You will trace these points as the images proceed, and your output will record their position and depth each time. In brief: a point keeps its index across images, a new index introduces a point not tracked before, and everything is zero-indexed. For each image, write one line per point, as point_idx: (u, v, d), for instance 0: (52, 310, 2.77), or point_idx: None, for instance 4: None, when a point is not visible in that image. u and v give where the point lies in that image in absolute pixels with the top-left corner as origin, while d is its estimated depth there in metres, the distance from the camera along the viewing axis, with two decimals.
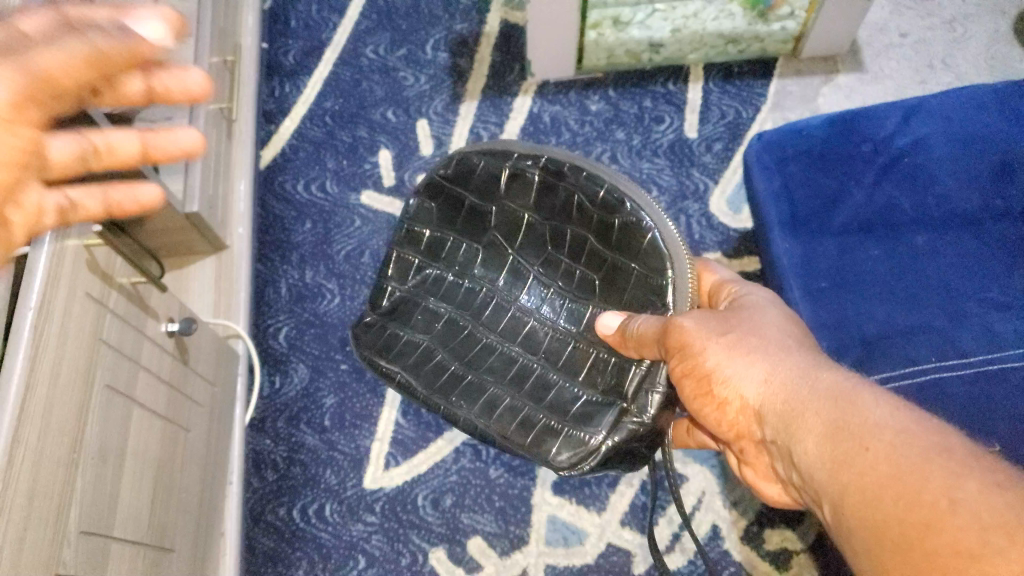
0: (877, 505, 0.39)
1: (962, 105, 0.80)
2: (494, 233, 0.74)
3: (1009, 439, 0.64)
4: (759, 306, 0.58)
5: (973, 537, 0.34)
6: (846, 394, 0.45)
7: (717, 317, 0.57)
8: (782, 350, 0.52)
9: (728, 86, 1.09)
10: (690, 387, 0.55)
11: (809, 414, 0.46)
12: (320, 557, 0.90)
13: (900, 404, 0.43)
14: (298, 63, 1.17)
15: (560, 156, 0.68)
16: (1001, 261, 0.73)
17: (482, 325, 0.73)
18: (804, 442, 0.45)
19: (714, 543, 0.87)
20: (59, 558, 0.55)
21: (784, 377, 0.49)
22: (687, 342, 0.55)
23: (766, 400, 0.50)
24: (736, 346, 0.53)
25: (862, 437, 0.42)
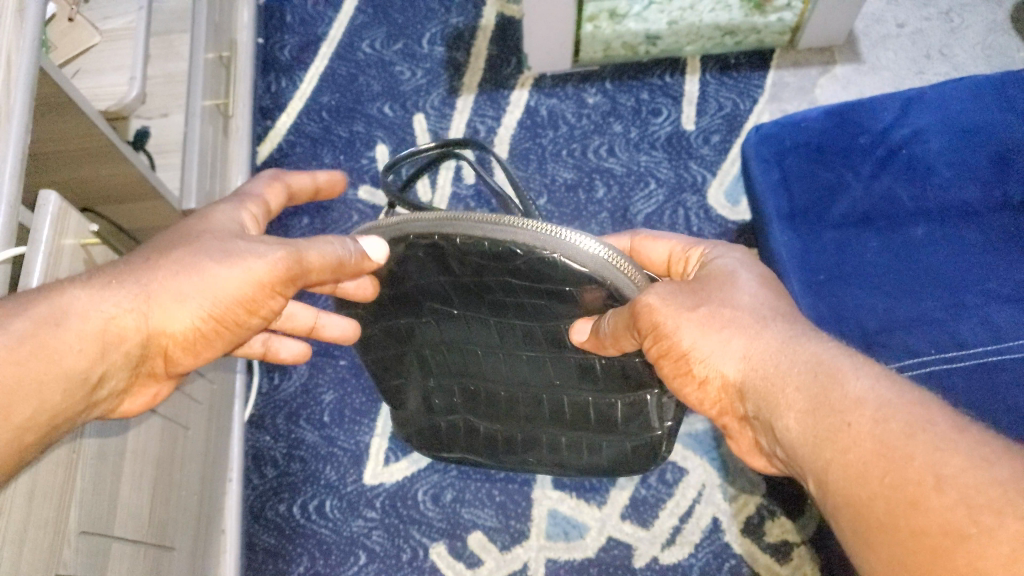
0: (862, 482, 0.37)
1: (959, 96, 0.80)
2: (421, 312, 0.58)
3: (1008, 430, 0.64)
4: (730, 274, 0.54)
5: (963, 517, 0.33)
6: (827, 366, 0.42)
7: (685, 287, 0.53)
8: (757, 321, 0.49)
9: (725, 77, 1.09)
10: (668, 368, 0.51)
11: (789, 388, 0.43)
12: (321, 554, 0.90)
13: (883, 375, 0.41)
14: (294, 58, 1.17)
15: (419, 228, 0.51)
16: (1001, 252, 0.73)
17: (477, 375, 0.63)
18: (785, 417, 0.43)
19: (715, 535, 0.87)
20: (59, 558, 0.55)
21: (764, 352, 0.47)
22: (659, 322, 0.49)
23: (748, 376, 0.47)
24: (711, 320, 0.50)
25: (843, 412, 0.39)
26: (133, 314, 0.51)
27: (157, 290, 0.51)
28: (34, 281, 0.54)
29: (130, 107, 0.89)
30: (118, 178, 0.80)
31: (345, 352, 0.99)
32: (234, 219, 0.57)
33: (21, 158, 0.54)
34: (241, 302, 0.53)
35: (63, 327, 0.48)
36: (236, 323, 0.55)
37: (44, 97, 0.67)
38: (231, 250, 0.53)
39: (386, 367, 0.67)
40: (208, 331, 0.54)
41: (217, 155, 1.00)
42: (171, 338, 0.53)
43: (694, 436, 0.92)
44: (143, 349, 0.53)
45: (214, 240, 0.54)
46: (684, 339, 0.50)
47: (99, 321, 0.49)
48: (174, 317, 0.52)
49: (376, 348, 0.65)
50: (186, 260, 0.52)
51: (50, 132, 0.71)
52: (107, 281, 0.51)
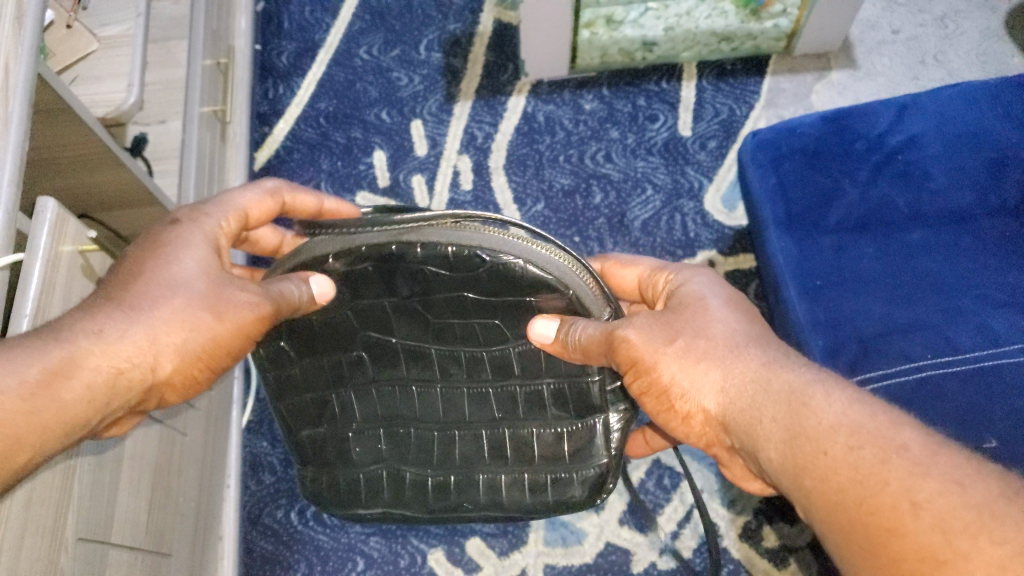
0: (841, 510, 0.38)
1: (954, 101, 0.80)
2: (362, 350, 0.59)
3: (1005, 435, 0.65)
4: (700, 300, 0.55)
5: (937, 540, 0.34)
6: (799, 395, 0.43)
7: (660, 320, 0.54)
8: (732, 350, 0.50)
9: (721, 84, 1.10)
10: (652, 403, 0.53)
11: (766, 421, 0.44)
12: (319, 561, 0.90)
13: (855, 401, 0.42)
14: (292, 65, 1.17)
15: (374, 240, 0.51)
16: (996, 257, 0.73)
17: (414, 416, 0.64)
18: (765, 450, 0.44)
19: (713, 540, 0.87)
20: (57, 564, 0.55)
21: (739, 383, 0.48)
22: (638, 359, 0.51)
23: (725, 408, 0.48)
24: (688, 353, 0.51)
25: (818, 441, 0.41)
26: (135, 364, 0.49)
27: (154, 337, 0.50)
28: (32, 286, 0.54)
29: (128, 114, 0.89)
30: (117, 184, 0.80)
31: None
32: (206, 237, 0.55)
33: (19, 165, 0.54)
34: (231, 348, 0.53)
35: (66, 384, 0.46)
36: (223, 361, 0.54)
37: (42, 103, 0.67)
38: (221, 296, 0.52)
39: (302, 412, 0.65)
40: (198, 368, 0.52)
41: (214, 159, 0.99)
42: (168, 379, 0.51)
43: (692, 442, 0.92)
44: (141, 396, 0.51)
45: (204, 283, 0.52)
46: (665, 375, 0.51)
47: (101, 376, 0.47)
48: (169, 362, 0.51)
49: (294, 391, 0.64)
50: (177, 303, 0.51)
51: (50, 139, 0.72)
52: (96, 327, 0.48)
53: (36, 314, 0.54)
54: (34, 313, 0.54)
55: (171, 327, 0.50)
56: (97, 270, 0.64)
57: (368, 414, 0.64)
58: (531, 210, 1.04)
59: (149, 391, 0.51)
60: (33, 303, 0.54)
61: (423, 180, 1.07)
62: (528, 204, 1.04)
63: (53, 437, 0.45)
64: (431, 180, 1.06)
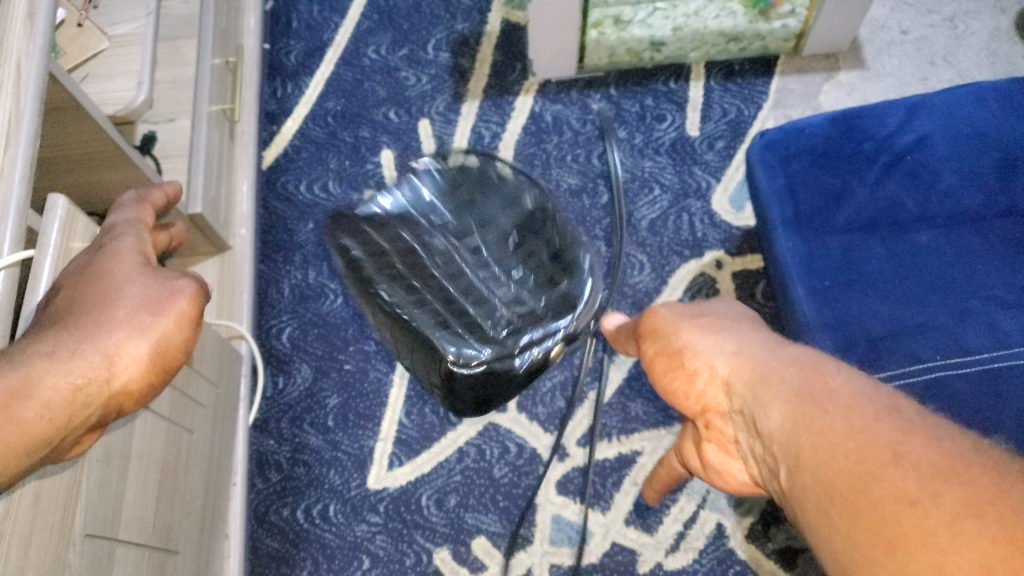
0: (834, 462, 0.43)
1: (964, 101, 0.80)
2: (459, 307, 0.89)
3: (1016, 436, 0.65)
4: (720, 307, 0.64)
5: (914, 482, 0.39)
6: (808, 366, 0.50)
7: (688, 311, 0.62)
8: (747, 335, 0.57)
9: (729, 84, 1.10)
10: (663, 364, 0.58)
11: (776, 381, 0.50)
12: (325, 559, 0.90)
13: (854, 378, 0.49)
14: (300, 64, 1.17)
15: None
16: (1006, 258, 0.73)
17: (445, 321, 0.86)
18: (767, 409, 0.49)
19: (719, 541, 0.87)
20: (64, 560, 0.55)
21: (752, 353, 0.54)
22: (661, 325, 0.60)
23: (735, 370, 0.53)
24: (710, 329, 0.58)
25: (818, 402, 0.47)
26: (93, 379, 0.49)
27: (108, 350, 0.51)
28: (43, 282, 0.54)
29: (137, 113, 0.90)
30: (126, 181, 0.81)
31: (349, 355, 0.98)
32: (139, 251, 0.59)
33: (31, 161, 0.55)
34: (181, 344, 0.55)
35: (25, 404, 0.45)
36: (174, 364, 0.55)
37: (54, 101, 0.67)
38: (155, 298, 0.54)
39: (390, 271, 0.92)
40: (153, 377, 0.53)
41: (223, 158, 1.00)
42: (127, 391, 0.52)
43: None
44: (102, 411, 0.50)
45: (134, 290, 0.54)
46: (682, 338, 0.58)
47: (63, 392, 0.47)
48: (126, 372, 0.51)
49: (394, 271, 0.92)
50: (118, 314, 0.52)
51: (61, 137, 0.72)
52: (44, 351, 0.48)
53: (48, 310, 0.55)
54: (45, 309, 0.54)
55: (120, 339, 0.51)
56: None
57: (409, 299, 0.88)
58: None
59: (110, 405, 0.51)
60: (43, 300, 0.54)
61: None
62: None
63: (18, 455, 0.44)
64: None
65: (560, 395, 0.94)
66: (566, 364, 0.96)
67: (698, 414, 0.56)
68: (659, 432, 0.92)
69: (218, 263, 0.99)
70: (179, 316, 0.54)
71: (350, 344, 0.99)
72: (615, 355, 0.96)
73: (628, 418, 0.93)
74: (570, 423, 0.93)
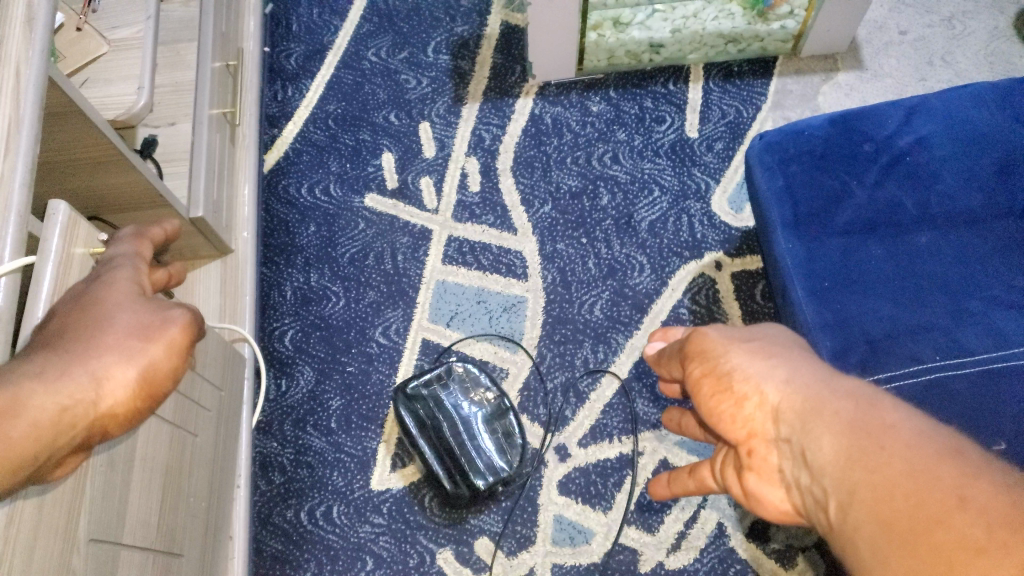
0: (889, 501, 0.40)
1: (963, 103, 0.80)
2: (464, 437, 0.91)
3: (1014, 436, 0.66)
4: (774, 330, 0.59)
5: (980, 532, 0.37)
6: (866, 398, 0.47)
7: (738, 333, 0.58)
8: (801, 360, 0.53)
9: (728, 85, 1.10)
10: (709, 386, 0.55)
11: (830, 411, 0.47)
12: (329, 560, 0.90)
13: (914, 416, 0.46)
14: (301, 67, 1.17)
15: None
16: (1004, 259, 0.74)
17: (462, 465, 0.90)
18: (820, 438, 0.46)
19: (720, 541, 0.87)
20: (69, 565, 0.55)
21: (806, 381, 0.50)
22: (710, 346, 0.56)
23: (786, 398, 0.50)
24: (762, 352, 0.54)
25: (878, 436, 0.44)
26: (79, 401, 0.49)
27: (97, 373, 0.51)
28: (43, 290, 0.54)
29: (138, 117, 0.89)
30: (127, 186, 0.81)
31: (352, 358, 0.99)
32: (134, 283, 0.59)
33: (31, 167, 0.55)
34: (169, 371, 0.55)
35: (11, 424, 0.45)
36: (160, 391, 0.55)
37: (53, 106, 0.67)
38: (146, 325, 0.55)
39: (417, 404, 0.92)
40: (139, 402, 0.53)
41: (224, 161, 1.00)
42: (113, 414, 0.51)
43: (699, 442, 0.92)
44: (86, 433, 0.50)
45: (126, 316, 0.55)
46: (731, 361, 0.54)
47: (50, 412, 0.47)
48: (112, 395, 0.51)
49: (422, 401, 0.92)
50: (109, 339, 0.53)
51: (60, 142, 0.72)
52: (30, 372, 0.48)
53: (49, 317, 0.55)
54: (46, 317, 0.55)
55: (109, 363, 0.51)
56: None
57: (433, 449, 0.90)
58: (538, 211, 1.04)
59: (94, 428, 0.50)
60: (44, 306, 0.54)
61: (432, 181, 1.07)
62: (535, 205, 1.05)
63: (3, 472, 0.43)
64: (438, 182, 1.07)
65: (563, 398, 0.95)
66: (568, 365, 0.96)
67: (742, 442, 0.51)
68: (660, 432, 0.93)
69: (219, 267, 0.99)
70: (170, 344, 0.55)
71: (352, 347, 0.99)
72: (616, 356, 0.96)
73: (629, 418, 0.94)
74: (571, 424, 0.94)
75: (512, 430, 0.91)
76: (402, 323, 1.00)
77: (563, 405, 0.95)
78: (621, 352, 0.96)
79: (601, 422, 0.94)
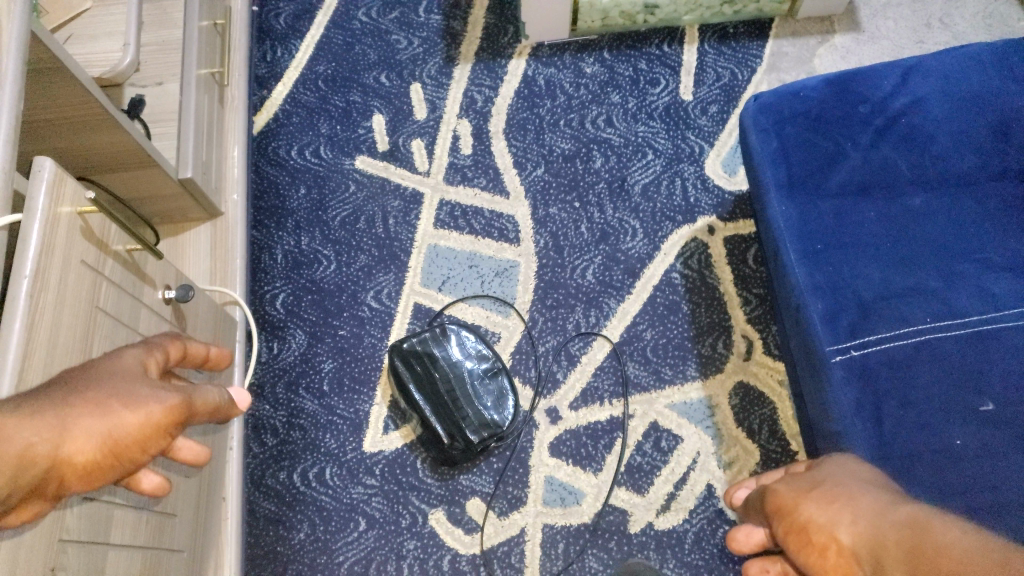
0: None
1: (960, 64, 0.80)
2: (456, 399, 0.89)
3: (1000, 397, 0.67)
4: (838, 463, 0.64)
5: None
6: (920, 524, 0.53)
7: (803, 480, 0.64)
8: (859, 493, 0.58)
9: (722, 47, 1.09)
10: (794, 542, 0.58)
11: (891, 544, 0.52)
12: (322, 521, 0.91)
13: (964, 532, 0.52)
14: (290, 27, 1.15)
15: None
16: (997, 221, 0.74)
17: (453, 428, 0.88)
18: (894, 574, 0.51)
19: (709, 502, 0.88)
20: (62, 523, 0.55)
21: (870, 519, 0.55)
22: (784, 504, 0.61)
23: (859, 541, 0.54)
24: (825, 497, 0.59)
25: (937, 560, 0.50)
26: (43, 442, 0.44)
27: (69, 422, 0.46)
28: (30, 248, 0.53)
29: (123, 75, 0.87)
30: (114, 144, 0.79)
31: (344, 321, 0.98)
32: (142, 361, 0.55)
33: (15, 121, 0.54)
34: (140, 443, 0.50)
35: None
36: (128, 462, 0.50)
37: (36, 61, 0.66)
38: (133, 393, 0.51)
39: (409, 363, 0.91)
40: (104, 467, 0.48)
41: (212, 122, 0.98)
42: (74, 467, 0.46)
43: (689, 405, 0.92)
44: (42, 478, 0.45)
45: (117, 380, 0.51)
46: (803, 515, 0.59)
47: (15, 446, 0.43)
48: (80, 447, 0.46)
49: (414, 366, 0.91)
50: (90, 394, 0.49)
51: (46, 97, 0.71)
52: (6, 406, 0.44)
53: (36, 275, 0.53)
54: (35, 274, 0.53)
55: (84, 414, 0.47)
56: (96, 232, 0.62)
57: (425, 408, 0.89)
58: (531, 174, 1.04)
59: (50, 474, 0.45)
60: (31, 263, 0.52)
61: (423, 144, 1.06)
62: (528, 168, 1.04)
63: None
64: (430, 145, 1.06)
65: (554, 362, 0.95)
66: (560, 329, 0.96)
67: None
68: (650, 395, 0.93)
69: (210, 229, 0.99)
70: (152, 417, 0.51)
71: (344, 310, 0.99)
72: (607, 320, 0.96)
73: (620, 381, 0.94)
74: (563, 388, 0.94)
75: (505, 391, 0.91)
76: (393, 288, 1.00)
77: (555, 368, 0.95)
78: (613, 316, 0.97)
79: (592, 385, 0.94)
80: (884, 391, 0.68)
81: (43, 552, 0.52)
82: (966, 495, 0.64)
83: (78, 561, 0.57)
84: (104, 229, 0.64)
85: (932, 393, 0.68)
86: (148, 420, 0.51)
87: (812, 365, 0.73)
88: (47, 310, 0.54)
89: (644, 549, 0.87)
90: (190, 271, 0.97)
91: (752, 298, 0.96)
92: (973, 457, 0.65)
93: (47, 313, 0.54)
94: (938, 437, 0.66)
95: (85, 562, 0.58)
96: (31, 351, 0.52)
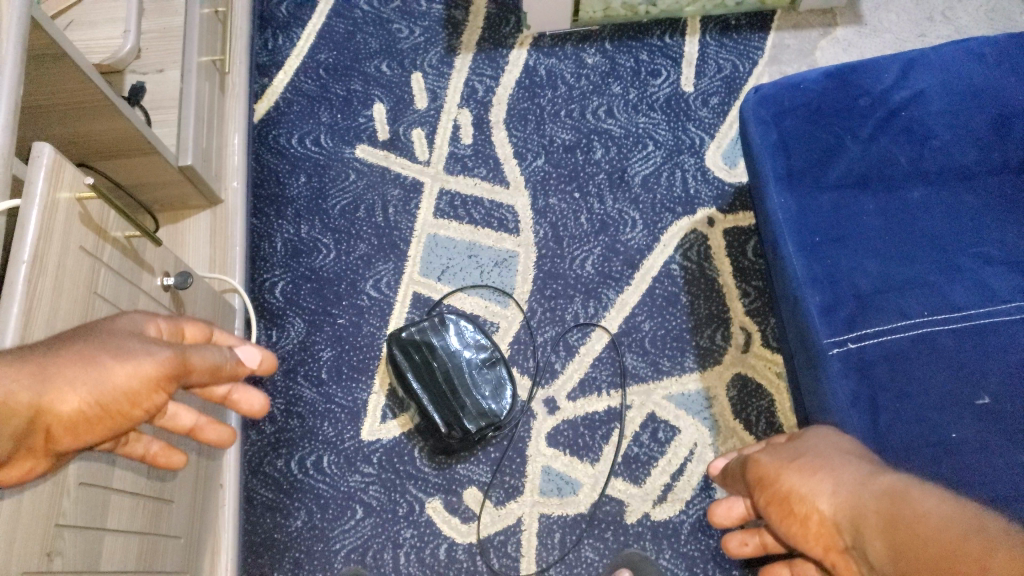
0: None
1: (961, 57, 0.80)
2: (456, 388, 0.90)
3: (996, 390, 0.67)
4: (822, 434, 0.66)
5: None
6: (900, 493, 0.54)
7: (788, 448, 0.66)
8: (842, 464, 0.60)
9: (725, 39, 1.09)
10: (776, 512, 0.62)
11: (870, 513, 0.54)
12: (319, 508, 0.91)
13: (944, 498, 0.53)
14: (291, 15, 1.15)
15: None
16: (995, 214, 0.74)
17: (453, 416, 0.88)
18: (873, 543, 0.53)
19: (705, 493, 0.88)
20: (59, 507, 0.55)
21: (849, 490, 0.57)
22: (765, 473, 0.65)
23: (839, 511, 0.57)
24: (806, 466, 0.62)
25: (913, 525, 0.51)
26: (24, 389, 0.44)
27: (51, 373, 0.45)
28: (28, 234, 0.52)
29: (124, 61, 0.88)
30: (114, 131, 0.79)
31: (343, 310, 0.99)
32: (142, 325, 0.54)
33: (16, 105, 0.54)
34: (130, 395, 0.48)
35: None
36: (119, 417, 0.49)
37: (37, 47, 0.66)
38: (125, 346, 0.49)
39: (408, 352, 0.91)
40: (94, 420, 0.47)
41: (213, 110, 0.98)
42: (59, 418, 0.46)
43: (687, 396, 0.92)
44: (26, 428, 0.45)
45: (108, 335, 0.50)
46: (785, 484, 0.62)
47: None
48: (62, 395, 0.46)
49: (414, 354, 0.91)
50: (76, 347, 0.48)
51: (47, 82, 0.71)
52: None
53: (35, 260, 0.53)
54: (33, 260, 0.53)
55: (65, 366, 0.46)
56: (94, 219, 0.62)
57: (425, 396, 0.89)
58: (531, 164, 1.04)
59: (35, 424, 0.45)
60: (29, 250, 0.52)
61: (424, 133, 1.06)
62: (528, 158, 1.04)
63: None
64: (431, 134, 1.06)
65: (552, 352, 0.95)
66: (558, 319, 0.96)
67: (822, 556, 0.58)
68: (648, 386, 0.93)
69: (210, 217, 0.99)
70: (142, 369, 0.49)
71: (343, 299, 0.99)
72: (606, 311, 0.96)
73: (618, 372, 0.94)
74: (560, 378, 0.94)
75: (503, 380, 0.91)
76: (393, 276, 1.00)
77: (553, 358, 0.95)
78: (611, 307, 0.97)
79: (589, 375, 0.94)
80: (881, 383, 0.68)
81: (39, 533, 0.52)
82: (961, 487, 0.64)
83: (73, 545, 0.57)
84: (103, 215, 0.64)
85: (929, 386, 0.68)
86: (134, 372, 0.49)
87: (809, 357, 0.73)
88: (44, 297, 0.54)
89: (640, 540, 0.88)
90: (189, 258, 0.97)
91: (750, 291, 0.96)
92: (969, 450, 0.65)
93: (44, 300, 0.54)
94: (933, 430, 0.66)
95: (81, 545, 0.58)
96: (27, 337, 0.52)
